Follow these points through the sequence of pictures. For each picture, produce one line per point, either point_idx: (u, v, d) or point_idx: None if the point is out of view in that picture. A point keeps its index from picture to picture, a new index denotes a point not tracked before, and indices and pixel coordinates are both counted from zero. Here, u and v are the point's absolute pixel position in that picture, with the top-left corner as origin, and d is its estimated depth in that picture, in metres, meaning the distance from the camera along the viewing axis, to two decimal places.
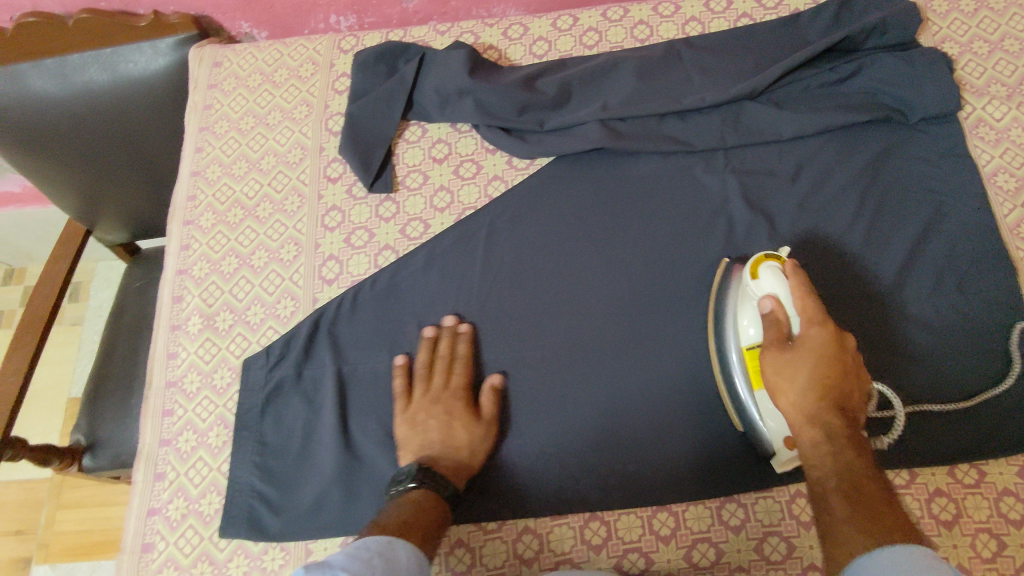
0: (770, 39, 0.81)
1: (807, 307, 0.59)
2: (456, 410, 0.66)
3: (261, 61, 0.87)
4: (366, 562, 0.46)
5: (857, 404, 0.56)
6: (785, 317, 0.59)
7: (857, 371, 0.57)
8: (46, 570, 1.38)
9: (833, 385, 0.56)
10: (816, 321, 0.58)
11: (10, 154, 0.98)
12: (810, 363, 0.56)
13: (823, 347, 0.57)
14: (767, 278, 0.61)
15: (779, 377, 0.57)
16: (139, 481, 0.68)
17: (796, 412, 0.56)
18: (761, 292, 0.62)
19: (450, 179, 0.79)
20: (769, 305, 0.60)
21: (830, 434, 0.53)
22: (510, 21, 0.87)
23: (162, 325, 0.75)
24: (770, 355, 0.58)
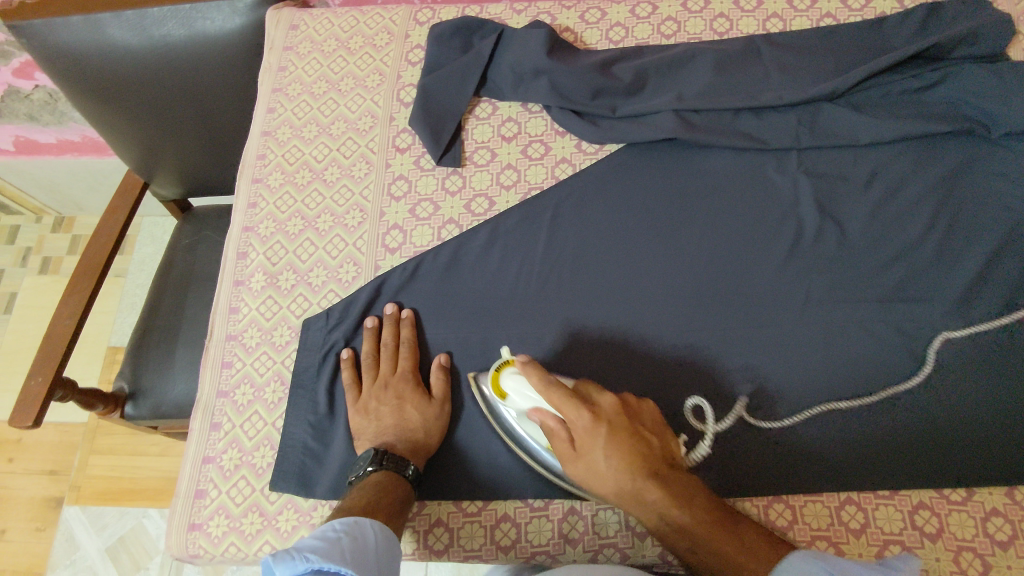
0: (854, 41, 0.80)
1: (556, 393, 0.57)
2: (406, 395, 0.67)
3: (337, 28, 0.88)
4: (335, 544, 0.49)
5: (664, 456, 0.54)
6: (551, 422, 0.57)
7: (638, 428, 0.55)
8: (76, 512, 1.42)
9: (631, 458, 0.53)
10: (568, 408, 0.56)
11: (82, 102, 1.00)
12: (599, 456, 0.54)
13: (594, 431, 0.55)
14: (512, 387, 0.61)
15: (590, 479, 0.55)
16: (196, 429, 0.69)
17: (622, 498, 0.53)
18: (521, 399, 0.61)
19: (517, 158, 0.79)
20: (537, 418, 0.58)
21: (654, 509, 0.51)
22: (588, 5, 0.86)
23: (225, 279, 0.76)
24: (570, 465, 0.56)
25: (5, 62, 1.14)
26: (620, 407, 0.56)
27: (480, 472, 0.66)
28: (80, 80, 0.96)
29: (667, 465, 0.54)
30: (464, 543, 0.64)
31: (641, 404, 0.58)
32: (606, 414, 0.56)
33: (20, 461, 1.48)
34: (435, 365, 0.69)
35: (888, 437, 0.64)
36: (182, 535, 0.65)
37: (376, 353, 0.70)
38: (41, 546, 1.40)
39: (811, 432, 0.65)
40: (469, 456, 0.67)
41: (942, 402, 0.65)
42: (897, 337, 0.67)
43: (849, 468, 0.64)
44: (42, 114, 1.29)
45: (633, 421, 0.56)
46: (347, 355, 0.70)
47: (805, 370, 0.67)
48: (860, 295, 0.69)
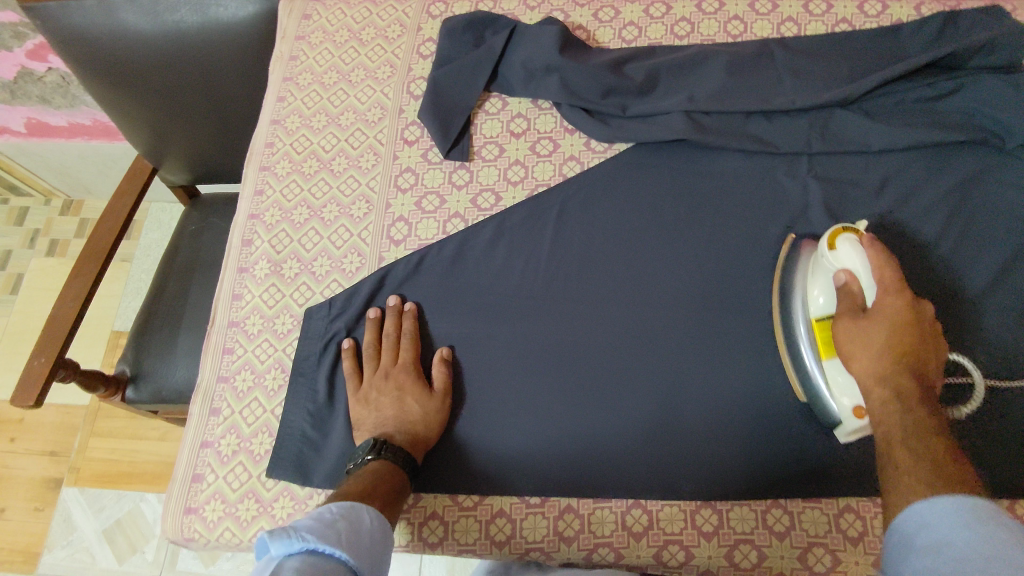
0: (868, 48, 0.79)
1: (890, 276, 0.57)
2: (408, 386, 0.66)
3: (350, 18, 0.88)
4: (332, 526, 0.49)
5: (933, 371, 0.54)
6: (858, 289, 0.58)
7: (934, 346, 0.55)
8: (75, 493, 1.43)
9: (909, 353, 0.53)
10: (888, 291, 0.56)
11: (95, 84, 1.00)
12: (881, 332, 0.55)
13: (899, 317, 0.55)
14: (841, 249, 0.60)
15: (856, 345, 0.56)
16: (195, 414, 0.69)
17: (870, 377, 0.54)
18: (834, 262, 0.60)
19: (525, 154, 0.79)
20: (843, 278, 0.59)
21: (897, 393, 0.52)
22: (602, 3, 0.86)
23: (230, 265, 0.76)
24: (844, 324, 0.57)
25: (20, 44, 1.14)
26: (936, 325, 0.56)
27: (477, 467, 0.66)
28: (93, 63, 0.97)
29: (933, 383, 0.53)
30: (458, 537, 0.65)
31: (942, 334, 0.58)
32: (919, 314, 0.55)
33: (21, 441, 1.49)
34: (435, 357, 0.69)
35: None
36: (177, 519, 0.65)
37: (379, 342, 0.70)
38: (38, 527, 1.41)
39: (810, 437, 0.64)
40: (467, 450, 0.67)
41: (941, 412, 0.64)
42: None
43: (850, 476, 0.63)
44: (55, 97, 1.30)
45: (932, 337, 0.55)
46: (350, 343, 0.70)
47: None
48: None
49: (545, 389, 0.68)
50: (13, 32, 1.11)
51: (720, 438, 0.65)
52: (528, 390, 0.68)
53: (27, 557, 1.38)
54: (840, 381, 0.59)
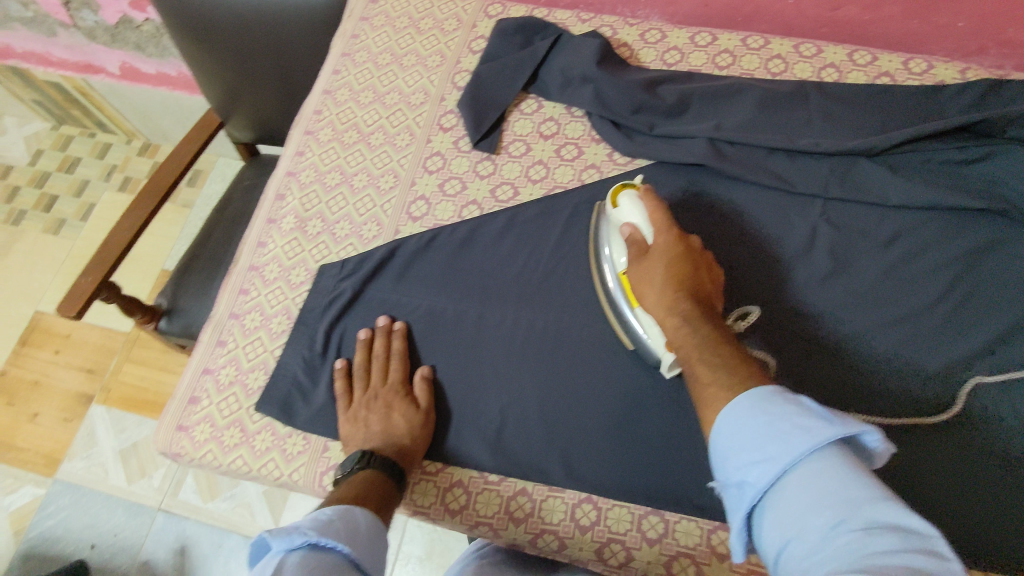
0: (904, 104, 0.79)
1: (658, 218, 0.66)
2: (392, 406, 0.68)
3: (412, 7, 0.93)
4: (329, 524, 0.52)
5: (711, 296, 0.62)
6: (639, 237, 0.66)
7: (702, 267, 0.64)
8: (101, 412, 1.53)
9: (685, 286, 0.61)
10: (659, 228, 0.65)
11: (181, 38, 1.10)
12: (664, 268, 0.62)
13: (669, 249, 0.64)
14: (624, 205, 0.69)
15: (641, 285, 0.64)
16: (204, 342, 0.75)
17: (662, 314, 0.60)
18: (624, 215, 0.69)
19: (550, 156, 0.82)
20: (629, 230, 0.68)
21: (680, 313, 0.59)
22: (650, 25, 0.89)
23: (261, 215, 0.82)
24: (635, 266, 0.65)
25: None
26: (704, 256, 0.65)
27: (446, 437, 0.70)
28: (182, 17, 1.06)
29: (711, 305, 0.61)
30: (416, 498, 0.69)
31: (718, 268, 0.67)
32: (686, 247, 0.64)
33: (64, 355, 1.61)
34: (419, 378, 0.71)
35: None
36: (169, 433, 0.71)
37: (366, 366, 0.71)
38: (64, 435, 1.52)
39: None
40: (440, 418, 0.71)
41: (894, 458, 0.65)
42: (875, 393, 0.68)
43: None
44: (148, 46, 1.41)
45: (704, 265, 0.64)
46: (339, 363, 0.72)
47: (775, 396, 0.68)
48: (850, 350, 0.70)
49: (522, 373, 0.71)
50: None
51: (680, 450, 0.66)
52: (507, 374, 0.71)
53: (49, 461, 1.49)
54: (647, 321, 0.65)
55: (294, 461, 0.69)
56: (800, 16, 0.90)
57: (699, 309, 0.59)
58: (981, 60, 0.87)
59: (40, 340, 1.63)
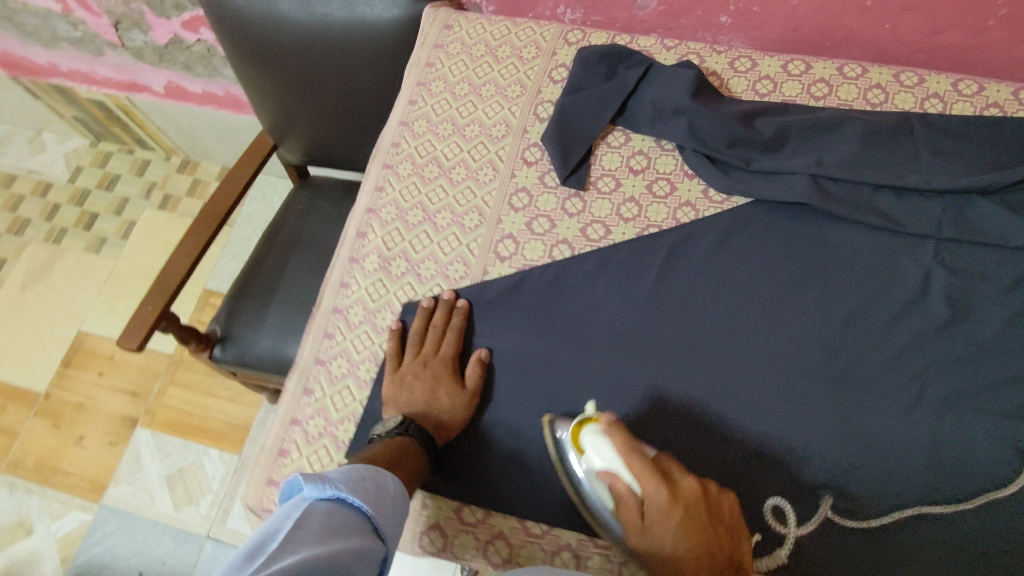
0: (1018, 137, 0.75)
1: (643, 469, 0.56)
2: (442, 378, 0.70)
3: (488, 34, 0.90)
4: (360, 483, 0.55)
5: (727, 544, 0.54)
6: (623, 492, 0.56)
7: (716, 520, 0.55)
8: (147, 435, 1.52)
9: (699, 544, 0.53)
10: (646, 482, 0.55)
11: (242, 61, 1.07)
12: (668, 538, 0.53)
13: (671, 511, 0.54)
14: (590, 445, 0.60)
15: (651, 557, 0.54)
16: (290, 391, 0.73)
17: None
18: (595, 459, 0.60)
19: (641, 192, 0.79)
20: (609, 478, 0.58)
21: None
22: (740, 52, 0.85)
23: (342, 254, 0.79)
24: (631, 538, 0.56)
25: (177, 14, 1.22)
26: (705, 494, 0.56)
27: (551, 495, 0.67)
28: (244, 41, 1.04)
29: (729, 559, 0.53)
30: (521, 561, 0.66)
31: (724, 491, 0.58)
32: (685, 498, 0.55)
33: (107, 377, 1.59)
34: (472, 358, 0.72)
35: (960, 538, 0.63)
36: (258, 488, 0.69)
37: (422, 332, 0.73)
38: (110, 460, 1.50)
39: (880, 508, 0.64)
40: (539, 471, 0.68)
41: None
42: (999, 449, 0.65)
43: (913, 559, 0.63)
44: (196, 65, 1.38)
45: (712, 515, 0.55)
46: (395, 325, 0.74)
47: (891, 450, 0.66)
48: (978, 408, 0.66)
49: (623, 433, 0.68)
50: (174, 3, 1.19)
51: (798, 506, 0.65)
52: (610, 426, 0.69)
53: (95, 486, 1.47)
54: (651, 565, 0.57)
55: None
56: (895, 41, 0.86)
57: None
58: None
59: (84, 361, 1.61)
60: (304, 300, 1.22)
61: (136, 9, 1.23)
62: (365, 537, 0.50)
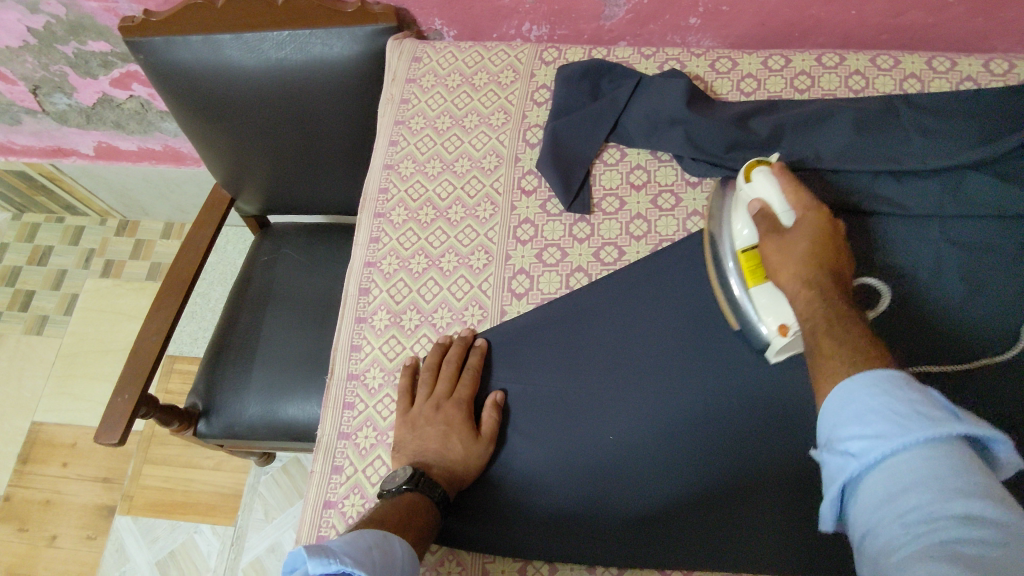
0: (998, 107, 0.76)
1: (799, 200, 0.61)
2: (457, 422, 0.66)
3: (461, 62, 0.87)
4: (366, 553, 0.49)
5: (845, 282, 0.58)
6: (776, 211, 0.61)
7: (840, 254, 0.58)
8: (127, 522, 1.40)
9: (823, 263, 0.57)
10: (802, 206, 0.60)
11: (191, 117, 1.01)
12: (800, 249, 0.58)
13: (813, 225, 0.59)
14: (760, 181, 0.63)
15: (778, 261, 0.59)
16: (317, 472, 0.67)
17: (791, 283, 0.57)
18: (756, 189, 0.63)
19: (647, 208, 0.77)
20: (758, 205, 0.62)
21: (818, 288, 0.56)
22: (718, 54, 0.85)
23: (347, 315, 0.75)
24: (766, 245, 0.60)
25: (105, 72, 1.13)
26: (843, 241, 0.60)
27: (611, 539, 0.63)
28: (192, 97, 0.97)
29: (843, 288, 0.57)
30: None
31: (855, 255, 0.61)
32: (828, 230, 0.59)
33: (73, 466, 1.47)
34: (488, 402, 0.68)
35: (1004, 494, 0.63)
36: None
37: (436, 370, 0.69)
38: (90, 556, 1.38)
39: None
40: (588, 511, 0.64)
41: None
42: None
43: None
44: (129, 123, 1.29)
45: (840, 250, 0.59)
46: (409, 363, 0.71)
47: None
48: (1005, 376, 0.68)
49: (679, 445, 0.65)
50: (102, 61, 1.10)
51: None
52: (656, 454, 0.65)
53: None
54: (766, 302, 0.63)
55: None
56: (861, 26, 0.87)
57: (831, 290, 0.55)
58: None
59: (43, 454, 1.48)
60: (289, 355, 1.15)
61: (58, 72, 1.14)
62: None
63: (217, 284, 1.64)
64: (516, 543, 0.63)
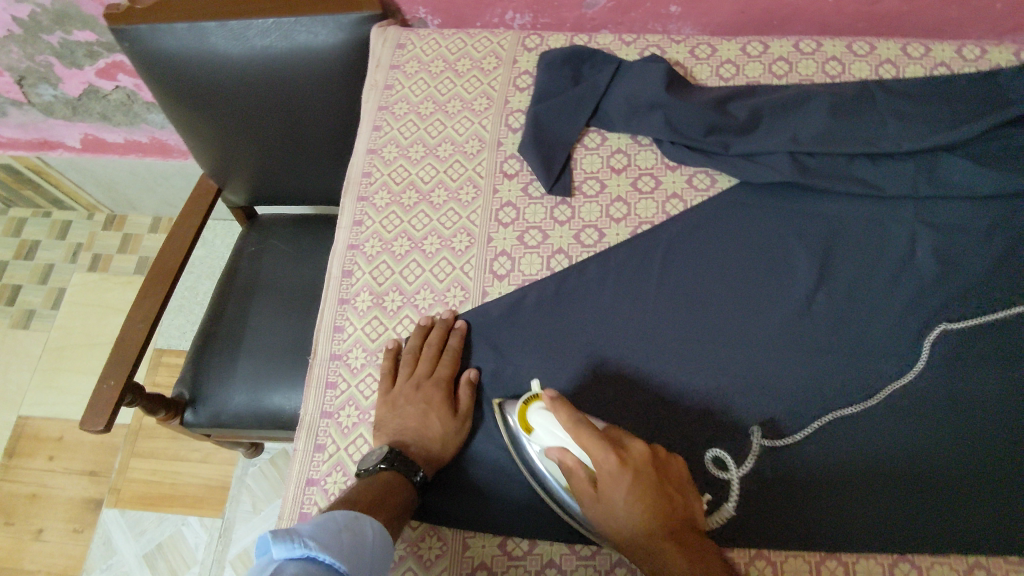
0: (971, 92, 0.78)
1: (588, 437, 0.55)
2: (436, 402, 0.66)
3: (444, 49, 0.87)
4: (335, 535, 0.49)
5: (682, 507, 0.56)
6: (574, 464, 0.57)
7: (664, 482, 0.56)
8: (114, 515, 1.40)
9: (652, 509, 0.54)
10: (596, 452, 0.55)
11: (176, 106, 1.01)
12: (619, 499, 0.54)
13: (620, 477, 0.54)
14: (544, 428, 0.59)
15: (606, 524, 0.56)
16: (300, 450, 0.68)
17: (636, 549, 0.54)
18: (546, 438, 0.60)
19: (627, 191, 0.78)
20: (556, 453, 0.58)
21: (654, 561, 0.53)
22: (698, 40, 0.86)
23: (330, 296, 0.75)
24: (587, 506, 0.57)
25: (91, 62, 1.13)
26: (655, 457, 0.57)
27: None
28: (178, 85, 0.97)
29: (685, 523, 0.55)
30: None
31: (676, 458, 0.59)
32: (634, 460, 0.55)
33: (60, 460, 1.46)
34: (468, 382, 0.69)
35: (981, 470, 0.64)
36: None
37: (417, 351, 0.70)
38: (77, 549, 1.37)
39: (891, 422, 0.66)
40: None
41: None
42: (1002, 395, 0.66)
43: (946, 494, 0.63)
44: (116, 114, 1.29)
45: (661, 475, 0.56)
46: (391, 345, 0.71)
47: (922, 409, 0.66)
48: (982, 352, 0.69)
49: (656, 426, 0.67)
50: (87, 51, 1.10)
51: (813, 429, 0.66)
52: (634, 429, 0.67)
53: None
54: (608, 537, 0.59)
55: (433, 567, 0.64)
56: (838, 14, 0.88)
57: (675, 538, 0.53)
58: (1015, 38, 0.89)
59: (30, 448, 1.48)
60: (276, 345, 1.15)
61: (44, 62, 1.14)
62: None
63: (205, 277, 1.64)
64: (497, 520, 0.65)
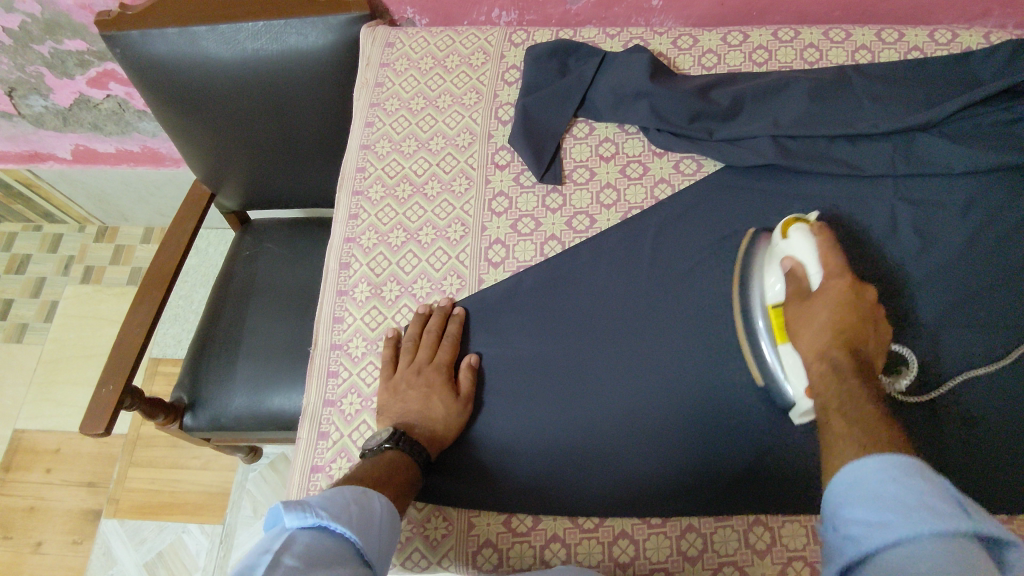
0: (944, 74, 0.81)
1: (832, 263, 0.62)
2: (438, 386, 0.68)
3: (433, 46, 0.89)
4: (344, 508, 0.50)
5: (871, 353, 0.57)
6: (804, 274, 0.62)
7: (868, 321, 0.59)
8: (114, 525, 1.39)
9: (847, 327, 0.57)
10: (833, 273, 0.61)
11: (168, 111, 1.02)
12: (825, 312, 0.59)
13: (839, 294, 0.59)
14: (797, 240, 0.64)
15: (799, 324, 0.60)
16: (304, 438, 0.69)
17: (809, 353, 0.58)
18: (794, 247, 0.64)
19: (616, 177, 0.80)
20: (790, 262, 0.64)
21: (831, 362, 0.55)
22: (680, 31, 0.89)
23: (328, 288, 0.77)
24: (791, 307, 0.62)
25: (82, 71, 1.14)
26: (877, 310, 0.60)
27: (593, 489, 0.66)
28: (170, 89, 0.98)
29: (868, 360, 0.56)
30: (582, 558, 0.64)
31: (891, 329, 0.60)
32: (861, 298, 0.59)
33: (57, 472, 1.46)
34: (467, 366, 0.70)
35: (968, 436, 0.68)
36: None
37: (418, 338, 0.71)
38: (76, 561, 1.37)
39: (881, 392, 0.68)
40: (572, 463, 0.66)
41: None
42: (980, 364, 0.70)
43: (929, 460, 0.67)
44: (107, 123, 1.30)
45: (872, 318, 0.59)
46: (391, 333, 0.72)
47: (905, 378, 0.69)
48: (963, 321, 0.71)
49: (653, 401, 0.68)
50: (78, 60, 1.11)
51: None
52: (632, 405, 0.68)
53: None
54: (790, 363, 0.62)
55: (440, 547, 0.65)
56: (814, 4, 0.91)
57: (855, 355, 0.55)
58: (984, 23, 0.92)
59: (26, 461, 1.47)
60: (273, 346, 1.16)
61: (34, 73, 1.15)
62: (349, 567, 0.46)
63: (198, 286, 1.65)
64: (499, 500, 0.66)
